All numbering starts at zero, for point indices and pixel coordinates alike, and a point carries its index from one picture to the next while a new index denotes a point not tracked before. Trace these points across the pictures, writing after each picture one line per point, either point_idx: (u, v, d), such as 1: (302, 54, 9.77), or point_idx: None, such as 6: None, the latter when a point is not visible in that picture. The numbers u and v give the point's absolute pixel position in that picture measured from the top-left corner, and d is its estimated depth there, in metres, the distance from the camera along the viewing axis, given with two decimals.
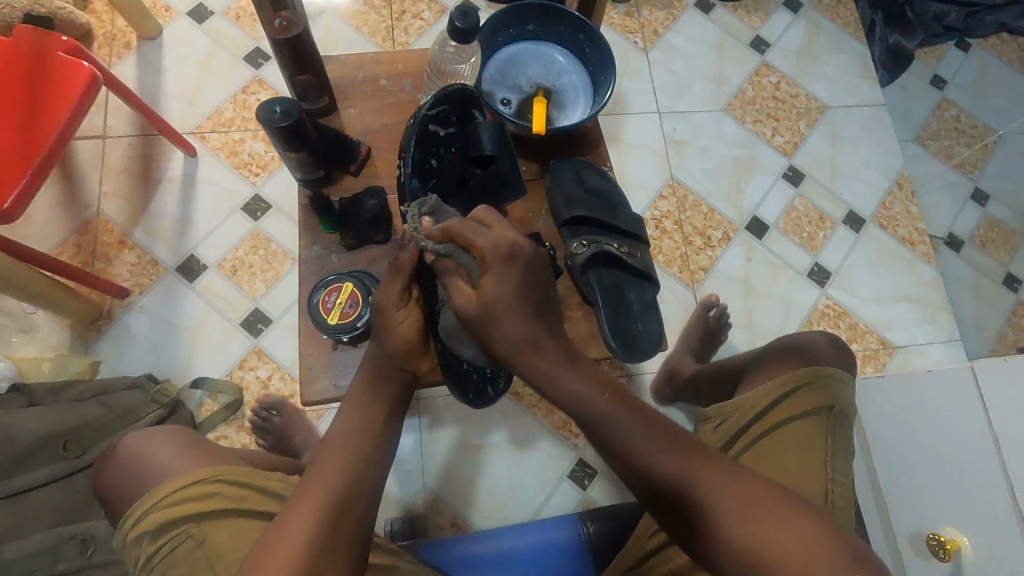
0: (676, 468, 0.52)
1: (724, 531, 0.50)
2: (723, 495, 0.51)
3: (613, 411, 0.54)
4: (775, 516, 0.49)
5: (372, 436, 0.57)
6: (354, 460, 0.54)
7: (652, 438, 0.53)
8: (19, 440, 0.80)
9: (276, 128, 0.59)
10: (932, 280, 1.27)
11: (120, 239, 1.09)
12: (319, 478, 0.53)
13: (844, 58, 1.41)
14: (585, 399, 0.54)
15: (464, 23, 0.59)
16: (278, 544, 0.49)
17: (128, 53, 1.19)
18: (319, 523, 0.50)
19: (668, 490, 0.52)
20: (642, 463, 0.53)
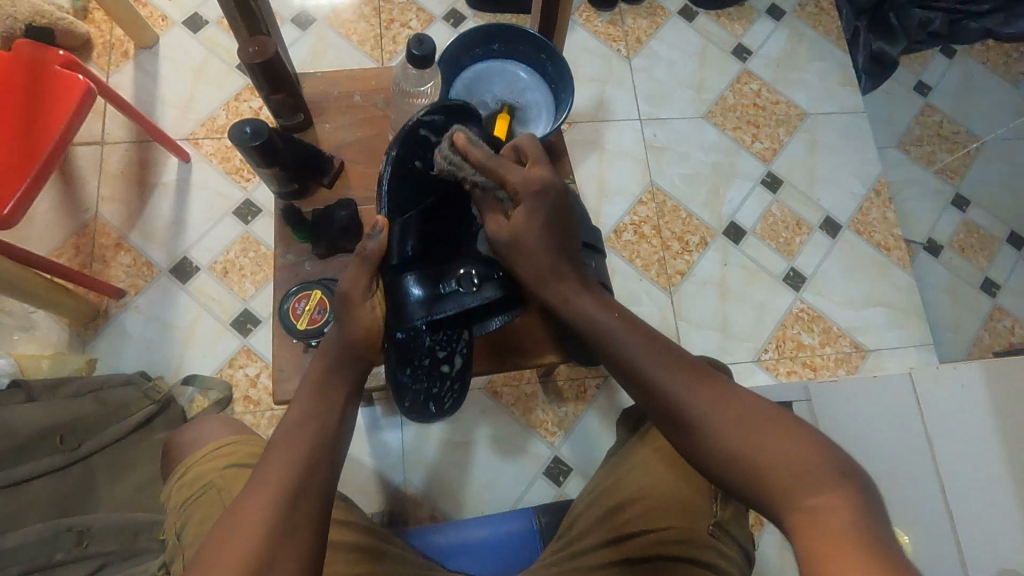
0: (678, 382, 0.52)
1: (709, 436, 0.49)
2: (719, 403, 0.50)
3: (621, 331, 0.57)
4: (768, 424, 0.47)
5: (328, 424, 0.54)
6: (312, 439, 0.52)
7: (657, 353, 0.55)
8: (19, 434, 0.84)
9: (248, 147, 0.63)
10: (906, 284, 1.29)
11: (117, 242, 1.14)
12: (277, 459, 0.50)
13: (824, 66, 1.43)
14: (589, 316, 0.59)
15: (420, 50, 0.63)
16: (240, 527, 0.46)
17: (125, 62, 1.24)
18: (278, 503, 0.48)
19: (665, 407, 0.52)
20: (647, 374, 0.54)
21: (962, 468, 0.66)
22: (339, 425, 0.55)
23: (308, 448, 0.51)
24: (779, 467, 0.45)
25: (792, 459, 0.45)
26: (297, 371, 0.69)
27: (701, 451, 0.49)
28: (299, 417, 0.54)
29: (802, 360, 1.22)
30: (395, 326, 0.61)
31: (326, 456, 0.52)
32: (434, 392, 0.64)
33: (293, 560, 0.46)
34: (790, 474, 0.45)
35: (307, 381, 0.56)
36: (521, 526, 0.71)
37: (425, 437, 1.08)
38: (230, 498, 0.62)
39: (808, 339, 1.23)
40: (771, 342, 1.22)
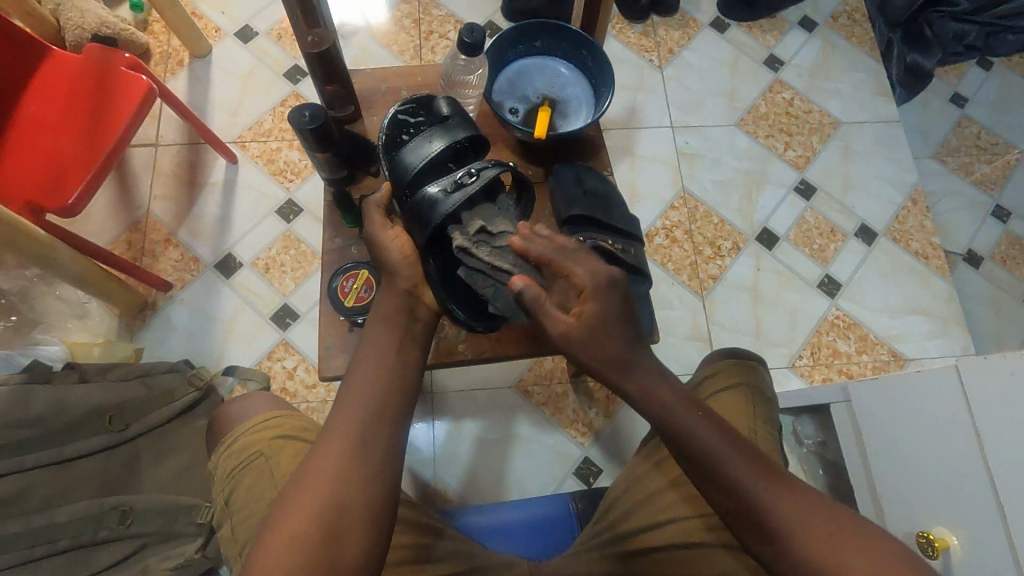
0: (759, 488, 0.54)
1: (801, 549, 0.52)
2: (822, 526, 0.53)
3: (722, 448, 0.55)
4: (850, 533, 0.53)
5: (392, 367, 0.61)
6: (377, 383, 0.59)
7: (756, 471, 0.55)
8: (71, 413, 0.87)
9: (305, 130, 0.67)
10: (946, 293, 1.27)
11: (167, 238, 1.19)
12: (347, 402, 0.58)
13: (858, 76, 1.43)
14: (680, 421, 0.56)
15: (471, 39, 0.69)
16: (316, 471, 0.54)
17: (180, 70, 1.31)
18: (347, 448, 0.55)
19: (760, 523, 0.54)
20: (729, 478, 0.55)
21: (1010, 464, 0.63)
22: (401, 369, 0.61)
23: (374, 396, 0.58)
24: None
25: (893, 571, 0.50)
26: (342, 349, 0.71)
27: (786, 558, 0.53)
28: (359, 365, 0.60)
29: (838, 368, 1.20)
30: (422, 236, 0.65)
31: (388, 401, 0.59)
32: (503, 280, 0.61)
33: (365, 495, 0.53)
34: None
35: (372, 327, 0.63)
36: (557, 510, 0.72)
37: (457, 434, 1.09)
38: (276, 468, 0.65)
39: (844, 346, 1.21)
40: (806, 348, 1.21)
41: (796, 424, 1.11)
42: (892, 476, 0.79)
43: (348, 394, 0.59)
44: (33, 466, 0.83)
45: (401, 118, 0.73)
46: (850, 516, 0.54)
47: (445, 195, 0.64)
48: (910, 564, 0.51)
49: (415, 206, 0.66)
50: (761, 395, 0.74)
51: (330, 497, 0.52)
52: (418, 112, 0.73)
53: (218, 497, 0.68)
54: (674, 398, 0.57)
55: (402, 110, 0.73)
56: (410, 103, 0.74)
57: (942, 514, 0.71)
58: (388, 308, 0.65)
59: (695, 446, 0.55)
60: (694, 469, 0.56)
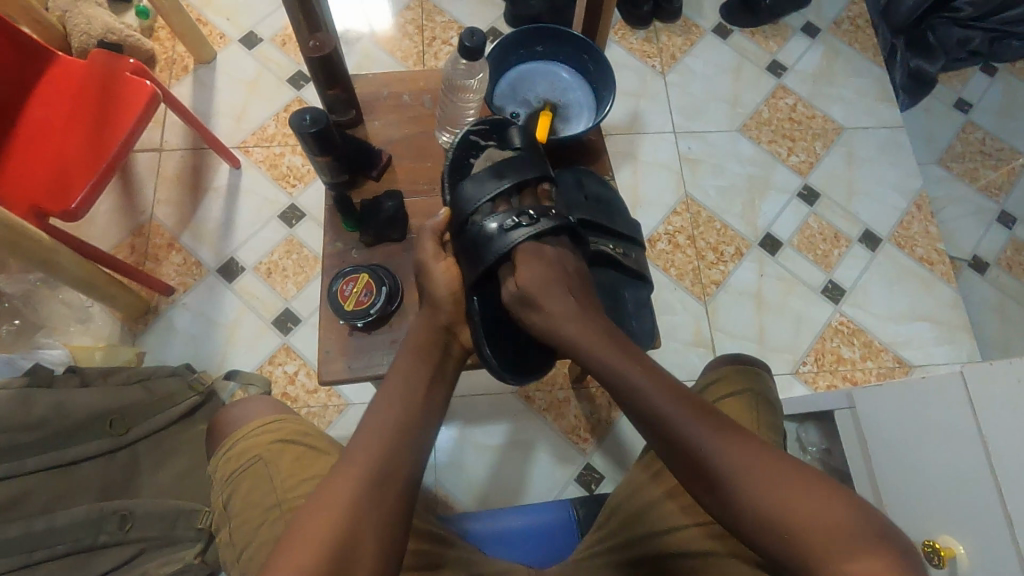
0: (699, 433, 0.54)
1: (745, 493, 0.51)
2: (759, 460, 0.52)
3: (663, 403, 0.57)
4: (800, 482, 0.51)
5: (415, 402, 0.60)
6: (398, 420, 0.58)
7: (692, 413, 0.56)
8: (74, 416, 0.87)
9: (306, 134, 0.67)
10: (952, 299, 1.26)
11: (169, 242, 1.19)
12: (366, 433, 0.57)
13: (861, 81, 1.43)
14: (618, 371, 0.60)
15: (471, 43, 0.69)
16: (329, 498, 0.52)
17: (185, 75, 1.32)
18: (365, 479, 0.54)
19: (699, 463, 0.54)
20: (667, 423, 0.56)
21: (1017, 472, 0.62)
22: (422, 408, 0.60)
23: (397, 432, 0.57)
24: (815, 527, 0.48)
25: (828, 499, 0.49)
26: (341, 353, 0.71)
27: (730, 508, 0.52)
28: (384, 399, 0.60)
29: (842, 374, 1.19)
30: (472, 270, 0.67)
31: (409, 439, 0.58)
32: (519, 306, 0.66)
33: (378, 529, 0.52)
34: (839, 548, 0.47)
35: (402, 359, 0.64)
36: (559, 515, 0.71)
37: (458, 440, 1.09)
38: (276, 473, 0.65)
39: (848, 353, 1.20)
40: (810, 354, 1.20)
41: (800, 431, 1.10)
42: (897, 485, 0.78)
43: (369, 426, 0.58)
44: (34, 468, 0.81)
45: (473, 139, 0.73)
46: (804, 466, 0.52)
47: (503, 231, 0.66)
48: (845, 498, 0.49)
49: (469, 236, 0.67)
50: (766, 403, 0.73)
51: (343, 529, 0.50)
52: (490, 139, 0.73)
53: (217, 501, 0.68)
54: (612, 351, 0.61)
55: (475, 130, 0.73)
56: (485, 125, 0.73)
57: (948, 522, 0.70)
58: (420, 342, 0.66)
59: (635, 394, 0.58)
60: (642, 422, 0.58)
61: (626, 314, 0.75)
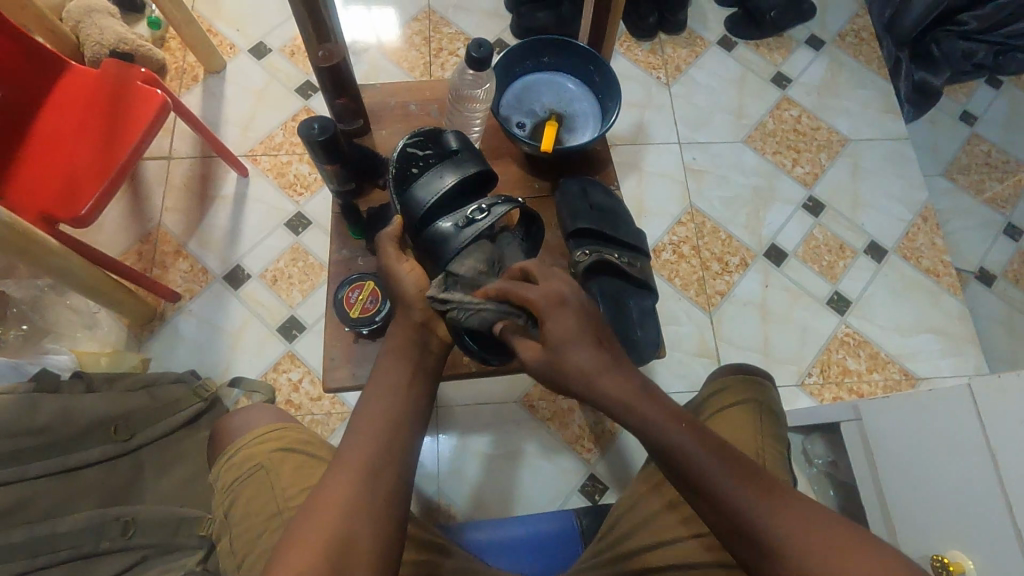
0: (742, 496, 0.53)
1: (792, 559, 0.50)
2: (829, 543, 0.50)
3: (704, 460, 0.54)
4: (850, 549, 0.49)
5: (403, 393, 0.61)
6: (383, 425, 0.58)
7: (756, 494, 0.53)
8: (76, 422, 0.87)
9: (314, 143, 0.67)
10: (959, 311, 1.25)
11: (177, 249, 1.20)
12: (358, 432, 0.58)
13: (866, 94, 1.44)
14: (675, 444, 0.55)
15: (478, 53, 0.69)
16: (321, 510, 0.53)
17: (195, 85, 1.33)
18: (355, 483, 0.54)
19: (747, 531, 0.52)
20: (705, 485, 0.54)
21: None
22: (413, 399, 0.61)
23: (383, 436, 0.58)
24: None
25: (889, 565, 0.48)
26: (346, 361, 0.71)
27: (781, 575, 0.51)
28: (373, 393, 0.60)
29: (848, 386, 1.18)
30: (438, 269, 0.68)
31: (400, 431, 0.59)
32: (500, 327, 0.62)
33: (374, 533, 0.53)
34: None
35: (383, 363, 0.63)
36: (561, 525, 0.71)
37: (461, 449, 1.08)
38: (278, 481, 0.65)
39: (854, 364, 1.20)
40: (816, 365, 1.19)
41: (806, 443, 1.09)
42: (903, 499, 0.77)
43: (360, 422, 0.59)
44: (38, 474, 0.81)
45: (411, 151, 0.73)
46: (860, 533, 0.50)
47: (459, 228, 0.67)
48: (903, 568, 0.47)
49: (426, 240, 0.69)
50: (770, 413, 0.73)
51: (338, 531, 0.51)
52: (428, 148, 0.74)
53: (217, 510, 0.67)
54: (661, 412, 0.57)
55: (410, 143, 0.73)
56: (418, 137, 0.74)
57: (954, 536, 0.69)
58: (402, 342, 0.64)
59: (695, 476, 0.54)
60: (683, 483, 0.56)
61: (630, 323, 0.75)
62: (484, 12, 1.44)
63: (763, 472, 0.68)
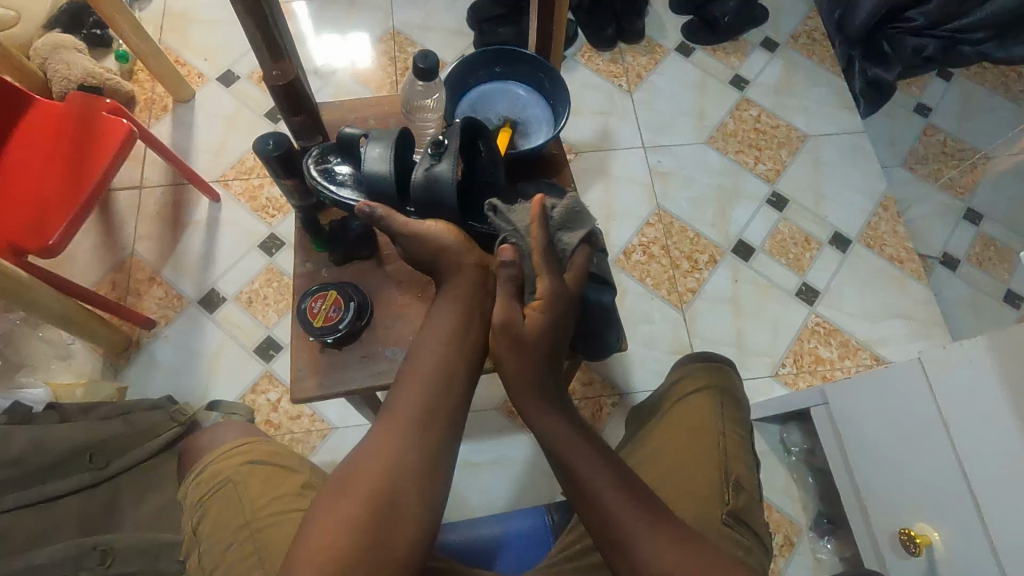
0: (615, 500, 0.60)
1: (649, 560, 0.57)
2: (676, 556, 0.57)
3: (593, 465, 0.63)
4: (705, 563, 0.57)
5: (450, 354, 0.65)
6: (431, 380, 0.63)
7: (631, 501, 0.60)
8: (50, 453, 0.86)
9: (270, 158, 0.70)
10: (924, 296, 1.28)
11: (151, 276, 1.21)
12: (409, 386, 0.62)
13: (822, 91, 1.48)
14: (569, 445, 0.65)
15: (425, 65, 0.72)
16: (378, 451, 0.58)
17: (165, 115, 1.35)
18: (410, 431, 0.59)
19: (611, 528, 0.59)
20: (585, 483, 0.62)
21: (978, 454, 0.64)
22: (459, 360, 0.65)
23: (432, 390, 0.62)
24: None
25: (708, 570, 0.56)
26: (314, 371, 0.72)
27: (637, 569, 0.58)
28: (425, 350, 0.65)
29: (821, 374, 1.20)
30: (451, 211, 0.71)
31: (445, 392, 0.63)
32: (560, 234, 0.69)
33: (416, 481, 0.57)
34: None
35: (440, 309, 0.67)
36: (533, 522, 0.72)
37: None
38: (246, 494, 0.66)
39: (826, 353, 1.22)
40: (789, 356, 1.21)
41: (783, 433, 1.10)
42: (872, 478, 0.79)
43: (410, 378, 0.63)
44: (12, 506, 0.82)
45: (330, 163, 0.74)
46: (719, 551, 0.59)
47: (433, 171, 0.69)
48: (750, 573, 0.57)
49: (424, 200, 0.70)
50: (731, 398, 0.75)
51: (383, 480, 0.56)
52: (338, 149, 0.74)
53: (186, 527, 0.67)
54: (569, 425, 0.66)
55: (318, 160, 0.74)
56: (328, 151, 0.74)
57: (923, 511, 0.71)
58: (465, 298, 0.68)
59: (580, 476, 0.62)
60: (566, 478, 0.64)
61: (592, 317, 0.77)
62: (447, 30, 1.47)
63: (726, 457, 0.70)
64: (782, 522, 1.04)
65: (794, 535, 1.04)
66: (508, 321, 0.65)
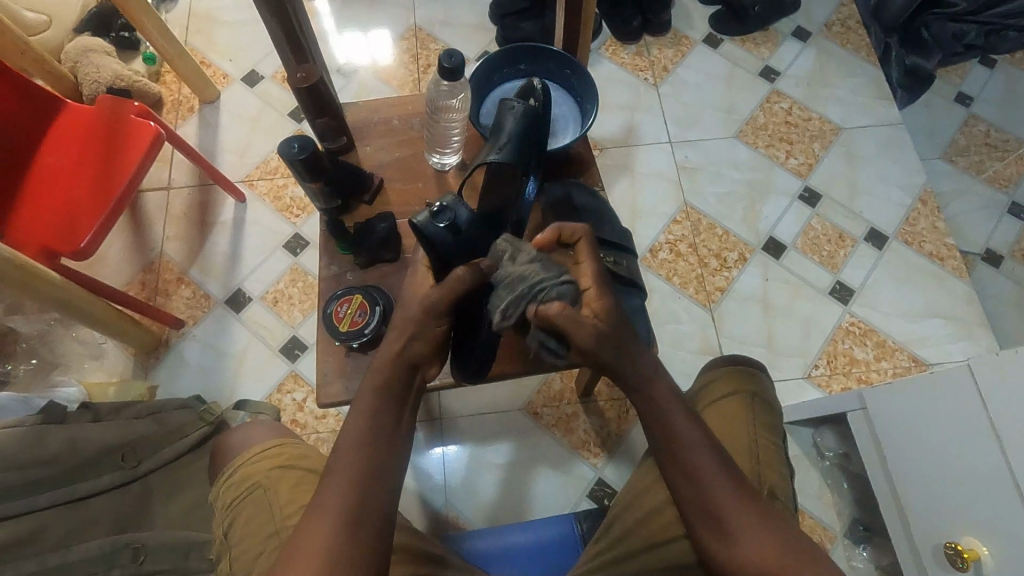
0: (721, 485, 0.58)
1: (746, 554, 0.56)
2: (767, 555, 0.56)
3: (699, 443, 0.59)
4: (797, 560, 0.56)
5: (380, 416, 0.58)
6: (366, 440, 0.56)
7: (732, 488, 0.58)
8: (84, 453, 0.87)
9: (295, 161, 0.69)
10: (966, 294, 1.23)
11: (179, 276, 1.22)
12: (341, 454, 0.55)
13: (856, 82, 1.43)
14: (682, 442, 0.59)
15: (450, 63, 0.70)
16: (312, 536, 0.51)
17: (191, 116, 1.36)
18: (344, 509, 0.52)
19: (711, 508, 0.57)
20: (687, 462, 0.59)
21: None
22: (389, 418, 0.58)
23: (371, 446, 0.56)
24: None
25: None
26: (339, 375, 0.72)
27: (731, 560, 0.57)
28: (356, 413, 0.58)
29: (856, 376, 1.16)
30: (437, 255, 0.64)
31: (382, 447, 0.56)
32: (535, 284, 0.57)
33: (369, 547, 0.52)
34: None
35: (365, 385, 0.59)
36: (560, 532, 0.70)
37: (470, 461, 1.08)
38: (276, 500, 0.66)
39: (861, 354, 1.18)
40: (822, 357, 1.17)
41: (817, 436, 1.07)
42: (914, 486, 0.76)
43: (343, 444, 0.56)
44: (45, 505, 0.82)
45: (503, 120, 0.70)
46: (807, 549, 0.57)
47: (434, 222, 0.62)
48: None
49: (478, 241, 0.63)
50: (763, 403, 0.72)
51: (333, 554, 0.50)
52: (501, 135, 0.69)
53: (218, 530, 0.68)
54: (688, 420, 0.60)
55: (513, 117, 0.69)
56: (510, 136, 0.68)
57: (970, 522, 0.68)
58: (382, 379, 0.59)
59: (682, 454, 0.59)
60: (667, 457, 0.60)
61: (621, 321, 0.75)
62: (470, 26, 1.46)
63: (759, 468, 0.68)
64: (815, 528, 1.02)
65: (828, 541, 1.01)
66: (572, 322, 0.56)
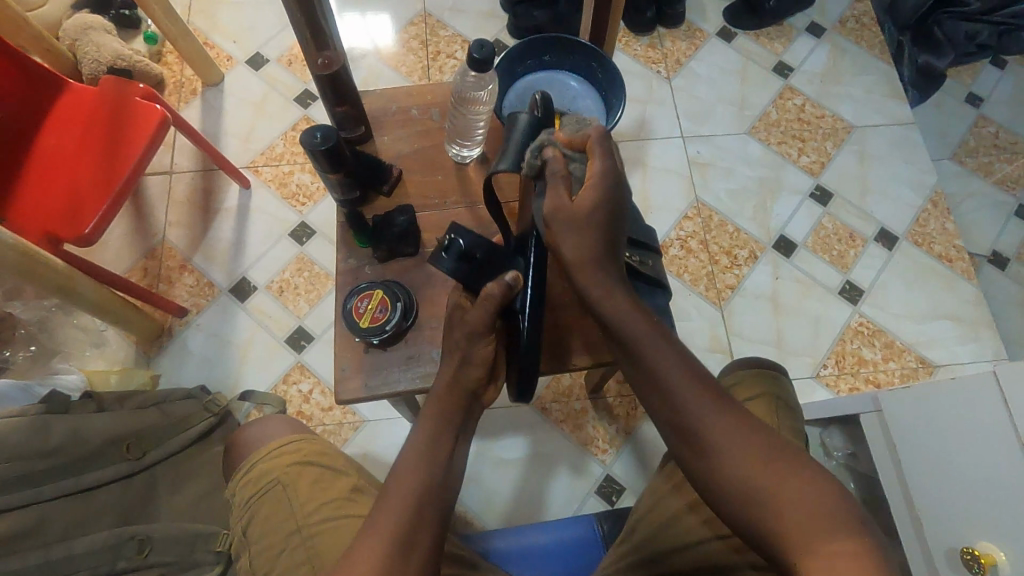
0: (690, 391, 0.52)
1: (727, 469, 0.49)
2: (754, 461, 0.48)
3: (666, 359, 0.53)
4: (784, 466, 0.48)
5: (439, 455, 0.52)
6: (424, 480, 0.50)
7: (704, 394, 0.52)
8: (89, 441, 0.84)
9: (317, 151, 0.67)
10: (973, 296, 1.23)
11: (182, 264, 1.20)
12: (392, 492, 0.50)
13: (869, 79, 1.42)
14: (644, 339, 0.55)
15: (480, 54, 0.68)
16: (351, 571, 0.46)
17: (194, 98, 1.33)
18: (389, 553, 0.47)
19: (684, 424, 0.51)
20: (649, 366, 0.54)
21: None
22: (445, 458, 0.52)
23: (425, 474, 0.51)
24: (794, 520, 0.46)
25: (814, 516, 0.45)
26: (358, 371, 0.70)
27: (714, 479, 0.49)
28: (414, 442, 0.53)
29: (864, 376, 1.16)
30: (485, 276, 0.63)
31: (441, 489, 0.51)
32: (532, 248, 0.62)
33: None
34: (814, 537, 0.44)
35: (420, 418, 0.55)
36: (583, 532, 0.70)
37: (479, 455, 1.07)
38: (296, 498, 0.65)
39: (869, 354, 1.18)
40: (831, 357, 1.18)
41: (825, 435, 1.07)
42: (926, 488, 0.77)
43: (395, 476, 0.51)
44: (51, 496, 0.79)
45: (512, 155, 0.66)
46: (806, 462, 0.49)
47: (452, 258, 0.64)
48: (833, 493, 0.46)
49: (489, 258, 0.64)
50: (787, 408, 0.72)
51: None
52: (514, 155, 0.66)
53: (236, 527, 0.67)
54: (657, 339, 0.54)
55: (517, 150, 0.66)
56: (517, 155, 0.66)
57: (983, 526, 0.69)
58: (441, 409, 0.55)
59: (642, 353, 0.54)
60: (635, 371, 0.55)
61: None
62: (479, 13, 1.43)
63: None
64: None
65: None
66: (555, 209, 0.58)
